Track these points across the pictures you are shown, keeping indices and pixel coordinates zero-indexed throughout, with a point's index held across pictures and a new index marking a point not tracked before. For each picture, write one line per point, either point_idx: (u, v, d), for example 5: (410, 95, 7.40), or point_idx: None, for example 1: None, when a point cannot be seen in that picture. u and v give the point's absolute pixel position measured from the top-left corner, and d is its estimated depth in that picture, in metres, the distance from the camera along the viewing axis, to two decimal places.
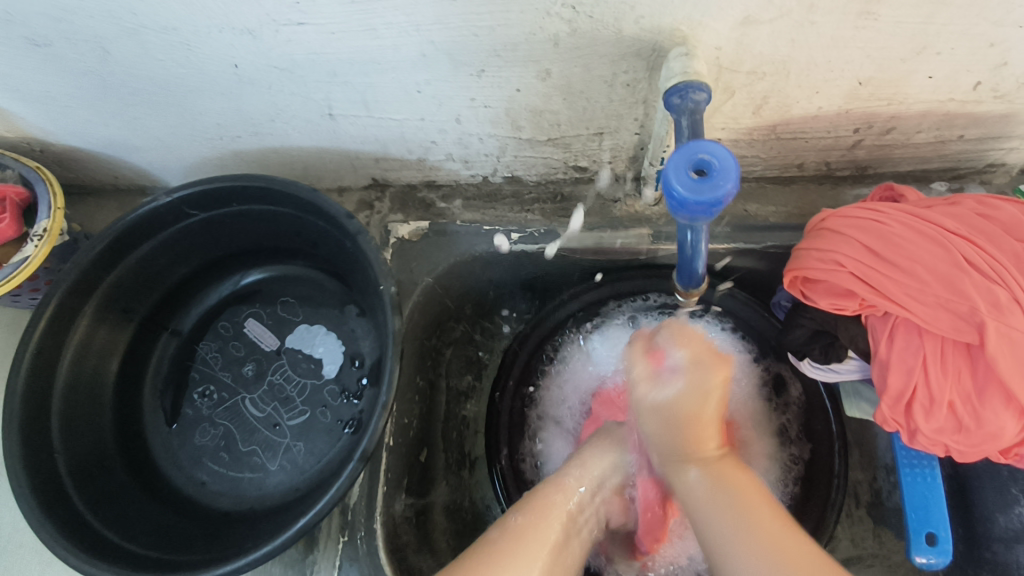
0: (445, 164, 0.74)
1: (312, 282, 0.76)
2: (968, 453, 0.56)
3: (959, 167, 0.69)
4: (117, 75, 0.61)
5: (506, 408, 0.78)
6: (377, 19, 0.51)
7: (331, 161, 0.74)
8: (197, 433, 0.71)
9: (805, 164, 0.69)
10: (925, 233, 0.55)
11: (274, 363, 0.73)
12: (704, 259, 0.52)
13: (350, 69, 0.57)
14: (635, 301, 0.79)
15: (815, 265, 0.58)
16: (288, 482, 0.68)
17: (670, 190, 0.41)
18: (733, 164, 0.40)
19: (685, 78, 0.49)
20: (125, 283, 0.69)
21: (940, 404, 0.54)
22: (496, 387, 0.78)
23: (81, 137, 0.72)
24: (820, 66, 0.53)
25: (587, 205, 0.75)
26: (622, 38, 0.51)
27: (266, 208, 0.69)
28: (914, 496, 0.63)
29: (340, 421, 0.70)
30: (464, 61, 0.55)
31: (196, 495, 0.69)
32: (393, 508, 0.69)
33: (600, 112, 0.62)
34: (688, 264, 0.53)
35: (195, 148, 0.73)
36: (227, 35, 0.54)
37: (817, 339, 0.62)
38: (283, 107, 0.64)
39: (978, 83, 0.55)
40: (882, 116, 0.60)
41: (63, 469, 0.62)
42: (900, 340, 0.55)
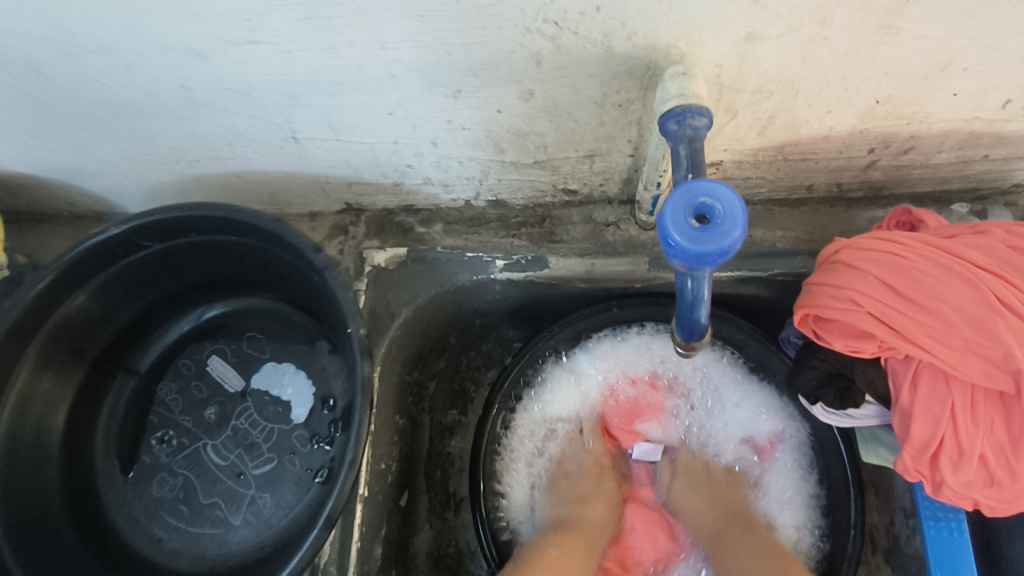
0: (423, 189, 0.68)
1: (280, 317, 0.70)
2: (999, 508, 0.51)
3: (982, 188, 0.63)
4: (54, 97, 0.55)
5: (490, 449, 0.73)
6: (335, 37, 0.45)
7: (300, 186, 0.69)
8: (155, 484, 0.65)
9: (814, 185, 0.64)
10: (951, 267, 0.49)
11: (239, 406, 0.67)
12: (706, 309, 0.46)
13: (310, 91, 0.52)
14: (632, 330, 0.73)
15: (828, 302, 0.52)
16: (253, 538, 0.63)
17: (666, 238, 0.35)
18: (740, 207, 0.35)
19: (682, 101, 0.44)
20: (73, 323, 0.63)
21: (971, 457, 0.49)
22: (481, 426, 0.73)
23: (25, 162, 0.66)
24: (833, 84, 0.48)
25: (578, 230, 0.69)
26: (612, 56, 0.45)
27: (227, 239, 0.63)
28: (940, 552, 0.57)
29: (310, 470, 0.64)
30: (437, 81, 0.49)
31: (154, 554, 0.63)
32: (369, 566, 0.63)
33: (590, 134, 0.56)
34: (689, 315, 0.46)
35: (150, 173, 0.67)
36: (168, 55, 0.48)
37: (831, 383, 0.56)
38: (240, 130, 0.58)
39: (1007, 100, 0.50)
40: (899, 136, 0.55)
41: (1, 533, 0.56)
42: (925, 386, 0.50)
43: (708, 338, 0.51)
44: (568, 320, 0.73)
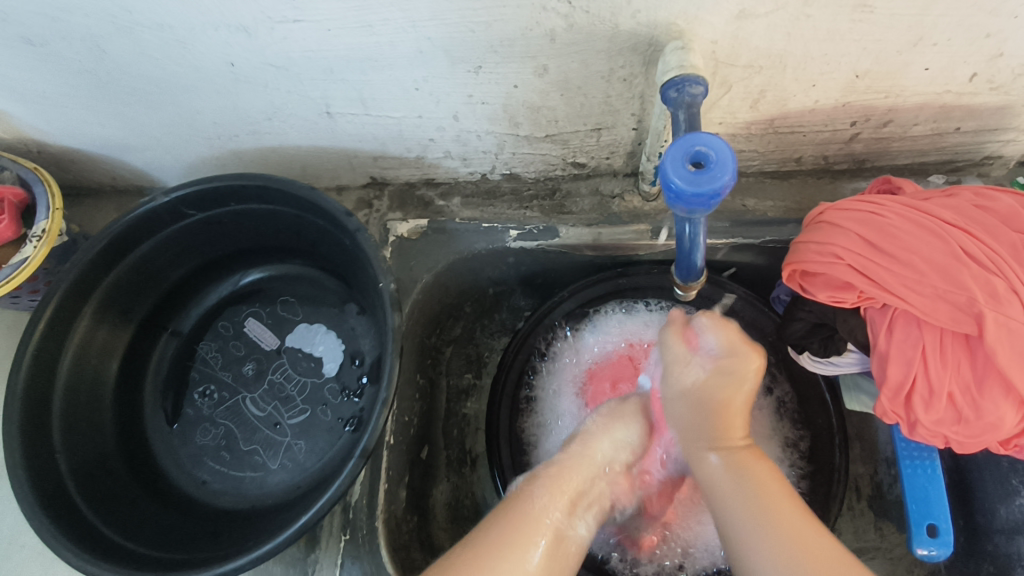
0: (443, 163, 0.74)
1: (312, 281, 0.76)
2: (967, 445, 0.56)
3: (957, 160, 0.69)
4: (115, 74, 0.61)
5: (506, 407, 0.78)
6: (374, 16, 0.51)
7: (329, 161, 0.75)
8: (198, 432, 0.71)
9: (803, 158, 0.70)
10: (924, 225, 0.55)
11: (275, 362, 0.73)
12: (702, 253, 0.52)
13: (347, 67, 0.57)
14: (637, 304, 0.80)
15: (813, 258, 0.58)
16: (289, 480, 0.68)
17: (667, 182, 0.41)
18: (730, 155, 0.41)
19: (682, 71, 0.50)
20: (124, 284, 0.69)
21: (940, 396, 0.54)
22: (496, 385, 0.78)
23: (79, 138, 0.72)
24: (816, 58, 0.54)
25: (586, 201, 0.75)
26: (618, 32, 0.51)
27: (265, 207, 0.69)
28: (915, 488, 0.63)
29: (341, 420, 0.70)
30: (462, 57, 0.55)
31: (198, 495, 0.69)
32: (393, 507, 0.69)
33: (597, 107, 0.62)
34: (687, 258, 0.52)
35: (193, 148, 0.73)
36: (223, 33, 0.54)
37: (817, 332, 0.62)
38: (280, 106, 0.64)
39: (974, 74, 0.55)
40: (878, 109, 0.60)
41: (64, 468, 0.62)
42: (899, 332, 0.55)
43: (705, 280, 0.57)
44: (575, 290, 0.78)
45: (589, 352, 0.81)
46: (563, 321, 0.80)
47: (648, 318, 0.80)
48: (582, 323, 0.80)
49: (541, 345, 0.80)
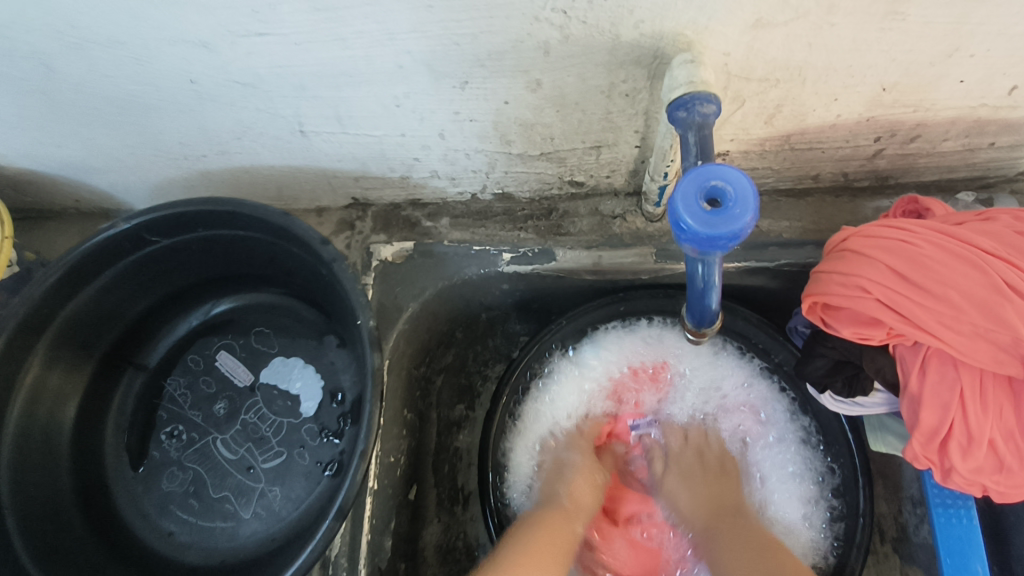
0: (430, 182, 0.68)
1: (288, 311, 0.70)
2: (1008, 494, 0.52)
3: (988, 176, 0.64)
4: (65, 92, 0.55)
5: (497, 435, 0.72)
6: (345, 28, 0.45)
7: (307, 181, 0.69)
8: (164, 478, 0.65)
9: (820, 175, 0.64)
10: (959, 254, 0.49)
11: (248, 401, 0.67)
12: (717, 293, 0.46)
13: (318, 83, 0.52)
14: (641, 322, 0.73)
15: (836, 290, 0.52)
16: (263, 531, 0.63)
17: (678, 222, 0.35)
18: (751, 190, 0.35)
19: (691, 88, 0.44)
20: (81, 317, 0.63)
21: (980, 443, 0.49)
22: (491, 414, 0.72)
23: (33, 160, 0.66)
24: (840, 71, 0.48)
25: (584, 222, 0.70)
26: (620, 44, 0.45)
27: (235, 233, 0.63)
28: (949, 539, 0.57)
29: (320, 464, 0.64)
30: (446, 72, 0.49)
31: (165, 548, 0.63)
32: (378, 559, 0.63)
33: (596, 124, 0.56)
34: (699, 300, 0.47)
35: (158, 169, 0.67)
36: (178, 48, 0.48)
37: (840, 370, 0.56)
38: (248, 124, 0.58)
39: (1014, 87, 0.50)
40: (906, 124, 0.55)
41: (13, 525, 0.56)
42: (934, 373, 0.50)
43: (717, 324, 0.51)
44: (574, 313, 0.73)
45: (589, 373, 0.73)
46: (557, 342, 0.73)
47: (650, 335, 0.72)
48: (582, 345, 0.73)
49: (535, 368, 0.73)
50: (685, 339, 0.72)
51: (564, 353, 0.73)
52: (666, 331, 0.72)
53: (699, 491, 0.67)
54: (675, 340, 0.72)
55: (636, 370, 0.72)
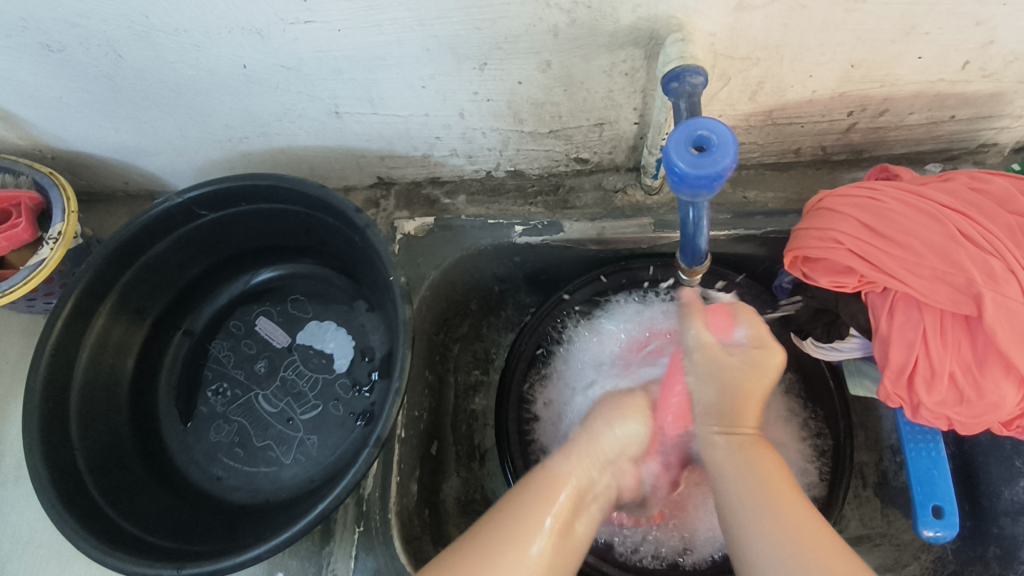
0: (449, 160, 0.75)
1: (321, 279, 0.77)
2: (970, 425, 0.58)
3: (952, 148, 0.71)
4: (130, 79, 0.62)
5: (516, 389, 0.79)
6: (382, 15, 0.52)
7: (337, 161, 0.76)
8: (212, 429, 0.72)
9: (801, 149, 0.71)
10: (921, 208, 0.56)
11: (286, 360, 0.74)
12: (706, 237, 0.53)
13: (355, 66, 0.59)
14: (647, 292, 0.80)
15: (814, 244, 0.59)
16: (303, 474, 0.69)
17: (670, 166, 0.42)
18: (731, 139, 0.42)
19: (682, 62, 0.51)
20: (137, 284, 0.70)
21: (942, 376, 0.55)
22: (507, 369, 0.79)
23: (93, 144, 0.74)
24: (812, 49, 0.55)
25: (589, 196, 0.77)
26: (620, 27, 0.53)
27: (276, 206, 0.70)
28: (920, 470, 0.64)
29: (352, 414, 0.71)
30: (467, 54, 0.57)
31: (214, 490, 0.70)
32: (405, 501, 0.70)
33: (599, 102, 0.63)
34: (691, 242, 0.54)
35: (204, 151, 0.75)
36: (236, 36, 0.55)
37: (820, 318, 0.65)
38: (290, 106, 0.66)
39: (966, 62, 0.57)
40: (875, 98, 0.62)
41: (82, 464, 0.63)
42: (900, 315, 0.57)
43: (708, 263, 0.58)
44: (586, 279, 0.80)
45: (610, 334, 0.80)
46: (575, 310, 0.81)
47: (665, 307, 0.79)
48: (597, 311, 0.81)
49: (553, 335, 0.81)
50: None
51: (577, 320, 0.81)
52: (672, 302, 0.80)
53: (753, 398, 0.57)
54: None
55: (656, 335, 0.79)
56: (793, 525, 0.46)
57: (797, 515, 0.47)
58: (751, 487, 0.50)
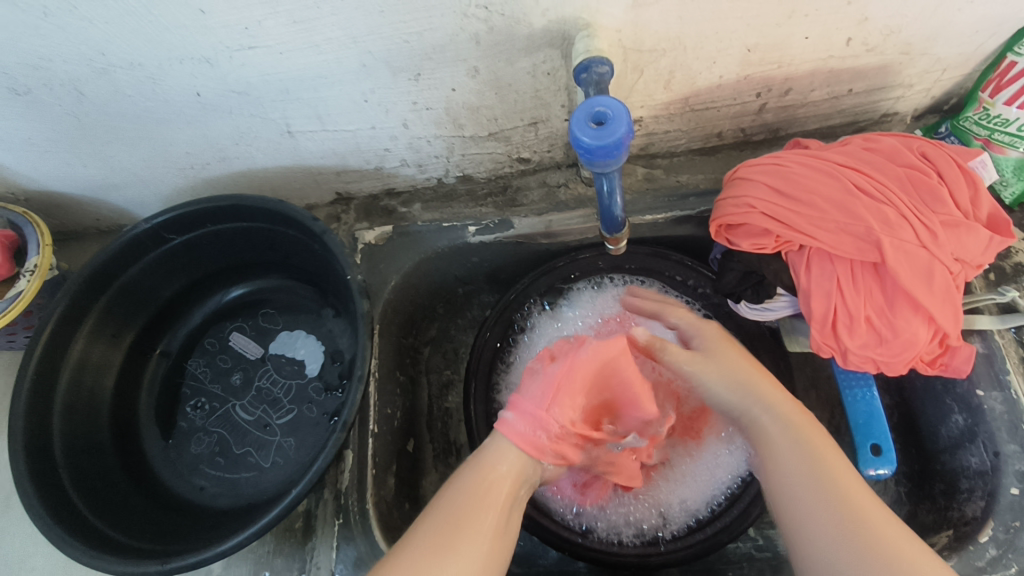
0: (401, 170, 0.81)
1: (289, 292, 0.82)
2: (894, 365, 0.62)
3: (859, 120, 0.78)
4: (93, 115, 0.67)
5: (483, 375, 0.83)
6: (318, 36, 0.58)
7: (297, 180, 0.81)
8: (193, 442, 0.76)
9: (723, 132, 0.78)
10: (822, 169, 0.62)
11: (260, 370, 0.78)
12: (620, 203, 0.61)
13: (301, 85, 0.64)
14: (605, 278, 0.85)
15: (732, 212, 0.65)
16: (283, 476, 0.73)
17: (576, 141, 0.47)
18: (625, 111, 0.48)
19: (589, 55, 0.57)
20: (114, 307, 0.75)
21: (859, 320, 0.60)
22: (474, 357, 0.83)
23: (63, 182, 0.79)
24: (709, 37, 0.61)
25: (535, 193, 0.82)
26: (534, 30, 0.59)
27: (239, 225, 0.75)
28: (857, 414, 0.68)
29: (326, 414, 0.75)
30: (401, 66, 0.62)
31: (197, 499, 0.73)
32: (383, 491, 0.73)
33: (529, 102, 0.69)
34: (607, 210, 0.62)
35: (171, 180, 0.80)
36: (188, 66, 0.60)
37: (747, 280, 0.69)
38: (245, 130, 0.71)
39: (849, 38, 0.63)
40: (776, 79, 0.69)
41: (67, 480, 0.66)
42: (816, 269, 0.62)
43: (626, 230, 0.68)
44: (550, 268, 0.84)
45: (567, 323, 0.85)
46: (539, 296, 0.85)
47: (618, 292, 0.85)
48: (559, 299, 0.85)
49: (519, 323, 0.85)
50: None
51: (543, 308, 0.85)
52: (626, 286, 0.84)
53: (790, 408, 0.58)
54: None
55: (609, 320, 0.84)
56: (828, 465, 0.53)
57: (848, 483, 0.51)
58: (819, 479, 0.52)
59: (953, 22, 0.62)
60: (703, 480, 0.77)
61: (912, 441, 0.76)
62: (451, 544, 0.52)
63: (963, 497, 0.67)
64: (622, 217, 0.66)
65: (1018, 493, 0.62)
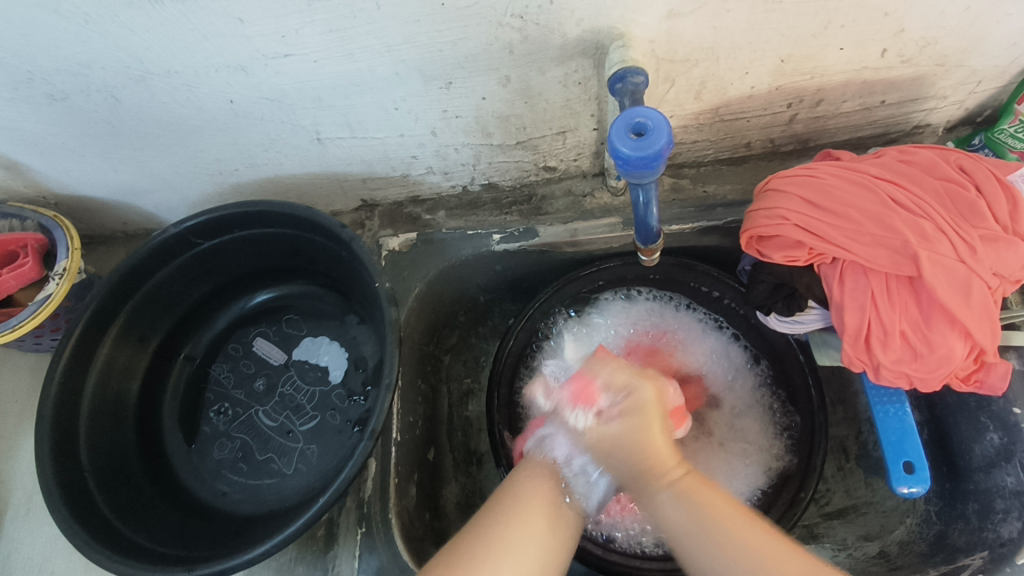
0: (426, 178, 0.81)
1: (314, 298, 0.82)
2: (929, 381, 0.61)
3: (890, 132, 0.77)
4: (126, 121, 0.67)
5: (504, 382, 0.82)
6: (353, 45, 0.58)
7: (323, 187, 0.82)
8: (216, 447, 0.76)
9: (752, 143, 0.77)
10: (856, 181, 0.62)
11: (283, 376, 0.78)
12: (655, 215, 0.61)
13: (333, 93, 0.64)
14: (633, 290, 0.85)
15: (763, 223, 0.64)
16: (305, 483, 0.72)
17: (616, 152, 0.47)
18: (666, 123, 0.47)
19: (623, 65, 0.57)
20: (140, 311, 0.75)
21: (893, 335, 0.59)
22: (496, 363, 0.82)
23: (93, 187, 0.79)
24: (743, 48, 0.61)
25: (561, 202, 0.82)
26: (568, 40, 0.58)
27: (267, 231, 0.75)
28: (889, 431, 0.67)
29: (350, 421, 0.75)
30: (433, 75, 0.62)
31: (220, 505, 0.73)
32: (405, 501, 0.72)
33: (558, 111, 0.69)
34: (643, 221, 0.61)
35: (198, 186, 0.80)
36: (222, 73, 0.61)
37: (779, 293, 0.68)
38: (275, 136, 0.71)
39: (884, 50, 0.62)
40: (809, 90, 0.68)
41: (92, 484, 0.66)
42: (849, 282, 0.61)
43: (660, 241, 0.68)
44: (575, 276, 0.83)
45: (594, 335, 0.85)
46: (564, 306, 0.85)
47: (648, 307, 0.85)
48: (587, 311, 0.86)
49: (544, 331, 0.85)
50: (679, 313, 0.85)
51: (569, 316, 0.86)
52: (653, 302, 0.85)
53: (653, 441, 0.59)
54: (669, 313, 0.85)
55: (637, 334, 0.85)
56: (717, 518, 0.53)
57: (746, 527, 0.52)
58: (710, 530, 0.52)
59: (991, 34, 0.61)
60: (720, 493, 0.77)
61: (942, 459, 0.74)
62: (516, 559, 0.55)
63: (998, 518, 0.66)
64: (657, 227, 0.65)
65: None
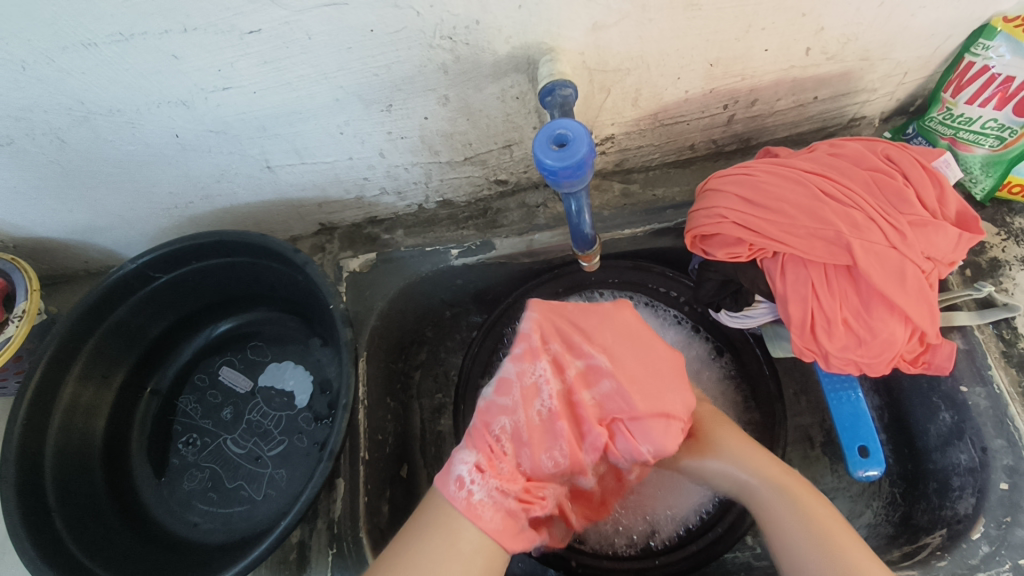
0: (382, 199, 0.82)
1: (277, 323, 0.83)
2: (876, 366, 0.62)
3: (829, 126, 0.79)
4: (75, 162, 0.68)
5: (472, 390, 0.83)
6: (290, 74, 0.59)
7: (279, 214, 0.83)
8: (185, 479, 0.76)
9: (695, 145, 0.79)
10: (788, 176, 0.63)
11: (250, 403, 0.79)
12: (589, 220, 0.62)
13: (277, 122, 0.66)
14: (596, 291, 0.85)
15: (704, 222, 0.66)
16: (275, 508, 0.73)
17: (541, 164, 0.48)
18: (587, 133, 0.49)
19: (552, 79, 0.59)
20: (103, 347, 0.75)
21: (836, 323, 0.61)
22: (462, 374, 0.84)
23: (50, 227, 0.80)
24: (671, 55, 0.63)
25: (515, 214, 0.83)
26: (499, 57, 0.60)
27: (224, 260, 0.76)
28: (843, 416, 0.69)
29: (316, 444, 0.75)
30: (373, 98, 0.64)
31: (191, 536, 0.73)
32: (377, 519, 0.73)
33: (501, 126, 0.70)
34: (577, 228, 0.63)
35: (156, 221, 0.81)
36: (165, 109, 0.62)
37: (726, 290, 0.70)
38: (226, 167, 0.72)
39: (808, 48, 0.65)
40: (742, 90, 0.70)
41: (60, 523, 0.66)
42: (791, 274, 0.62)
43: (597, 246, 0.70)
44: (540, 282, 0.85)
45: None
46: None
47: None
48: None
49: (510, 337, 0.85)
50: (638, 311, 0.85)
51: None
52: (618, 302, 0.85)
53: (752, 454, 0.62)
54: None
55: None
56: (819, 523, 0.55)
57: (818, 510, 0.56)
58: (816, 537, 0.54)
59: (907, 27, 0.63)
60: (689, 492, 0.77)
61: (904, 441, 0.76)
62: (448, 546, 0.54)
63: (955, 495, 0.67)
64: (592, 232, 0.67)
65: (1007, 488, 0.62)
